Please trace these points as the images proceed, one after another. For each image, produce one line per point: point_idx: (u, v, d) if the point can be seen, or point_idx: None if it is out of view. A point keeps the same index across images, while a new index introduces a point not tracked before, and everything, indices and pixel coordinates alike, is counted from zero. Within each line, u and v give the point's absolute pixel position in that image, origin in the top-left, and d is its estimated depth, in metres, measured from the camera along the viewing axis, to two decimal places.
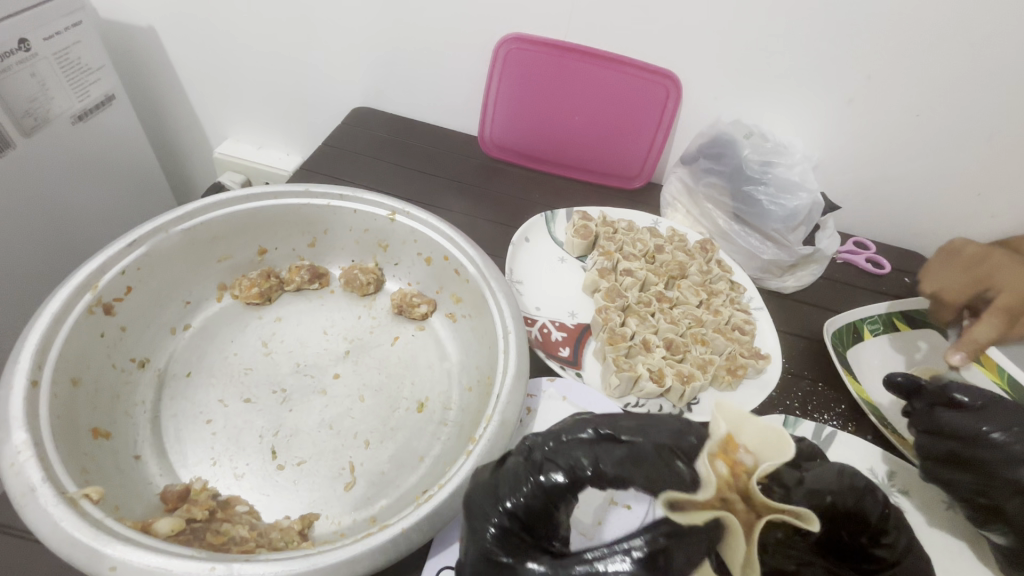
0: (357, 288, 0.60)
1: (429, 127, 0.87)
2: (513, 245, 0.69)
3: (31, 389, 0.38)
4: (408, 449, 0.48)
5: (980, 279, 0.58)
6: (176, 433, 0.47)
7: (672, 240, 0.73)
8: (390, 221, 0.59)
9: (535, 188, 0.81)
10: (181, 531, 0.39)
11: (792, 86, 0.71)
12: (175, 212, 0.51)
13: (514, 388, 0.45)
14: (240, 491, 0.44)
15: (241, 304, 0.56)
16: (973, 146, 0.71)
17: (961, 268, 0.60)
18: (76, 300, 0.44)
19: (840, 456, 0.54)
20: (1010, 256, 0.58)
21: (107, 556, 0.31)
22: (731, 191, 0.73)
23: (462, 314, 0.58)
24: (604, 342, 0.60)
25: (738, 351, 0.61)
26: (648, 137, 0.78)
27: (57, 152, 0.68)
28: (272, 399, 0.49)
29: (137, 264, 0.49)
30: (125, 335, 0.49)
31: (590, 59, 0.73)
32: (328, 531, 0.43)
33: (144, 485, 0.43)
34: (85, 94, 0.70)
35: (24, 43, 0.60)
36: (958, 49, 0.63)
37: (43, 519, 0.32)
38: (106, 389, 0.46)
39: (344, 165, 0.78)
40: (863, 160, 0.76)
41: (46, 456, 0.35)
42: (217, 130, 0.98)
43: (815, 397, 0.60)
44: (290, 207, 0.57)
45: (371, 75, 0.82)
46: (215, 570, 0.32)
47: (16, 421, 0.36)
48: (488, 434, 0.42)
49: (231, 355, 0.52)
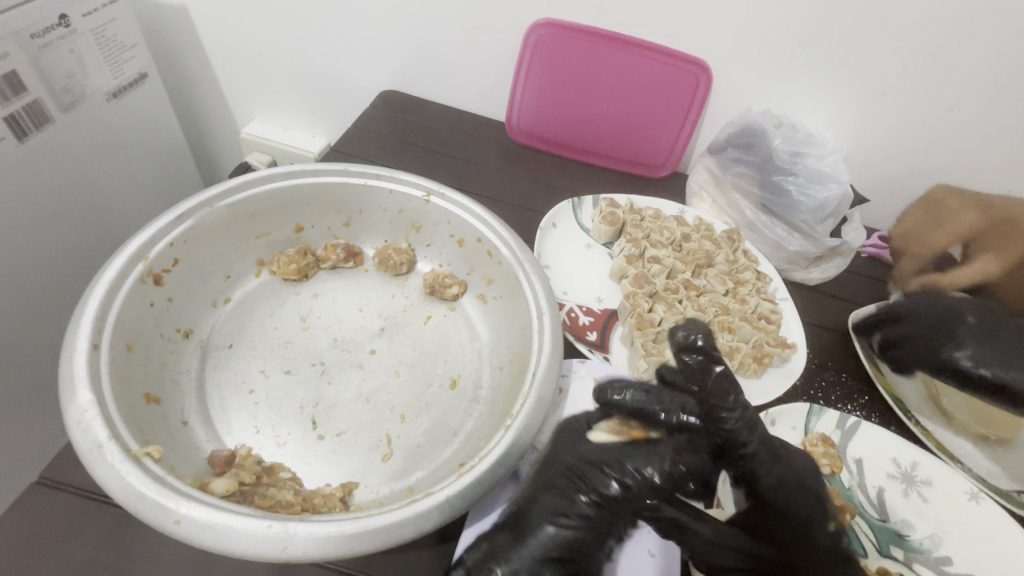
0: (391, 268, 0.60)
1: (456, 111, 0.87)
2: (541, 229, 0.69)
3: (92, 351, 0.40)
4: (442, 424, 0.50)
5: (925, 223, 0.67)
6: (221, 401, 0.48)
7: (698, 229, 0.73)
8: (424, 202, 0.60)
9: (561, 175, 0.81)
10: (233, 493, 0.40)
11: (824, 76, 0.70)
12: (218, 187, 0.53)
13: (550, 366, 0.46)
14: (283, 459, 0.45)
15: (278, 280, 0.58)
16: (1007, 141, 0.71)
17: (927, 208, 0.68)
18: (129, 270, 0.45)
19: (862, 444, 0.55)
20: (965, 198, 0.64)
21: (172, 510, 0.33)
22: (760, 180, 0.73)
23: (494, 295, 0.59)
24: (631, 328, 0.61)
25: (764, 339, 0.62)
26: (676, 127, 0.78)
27: (93, 127, 0.69)
28: (311, 372, 0.51)
29: (183, 237, 0.50)
30: (171, 306, 0.50)
31: (622, 46, 0.72)
32: (367, 499, 0.44)
33: (193, 450, 0.45)
34: (120, 71, 0.72)
35: (65, 18, 0.61)
36: (998, 41, 0.63)
37: (110, 473, 0.34)
38: (154, 356, 0.48)
39: (373, 147, 0.78)
40: (893, 154, 0.75)
41: (108, 415, 0.37)
42: (244, 111, 0.98)
43: (839, 388, 0.61)
44: (327, 185, 0.58)
45: (401, 58, 0.82)
46: (272, 528, 0.33)
47: (81, 381, 0.37)
48: (526, 410, 0.43)
49: (270, 329, 0.54)
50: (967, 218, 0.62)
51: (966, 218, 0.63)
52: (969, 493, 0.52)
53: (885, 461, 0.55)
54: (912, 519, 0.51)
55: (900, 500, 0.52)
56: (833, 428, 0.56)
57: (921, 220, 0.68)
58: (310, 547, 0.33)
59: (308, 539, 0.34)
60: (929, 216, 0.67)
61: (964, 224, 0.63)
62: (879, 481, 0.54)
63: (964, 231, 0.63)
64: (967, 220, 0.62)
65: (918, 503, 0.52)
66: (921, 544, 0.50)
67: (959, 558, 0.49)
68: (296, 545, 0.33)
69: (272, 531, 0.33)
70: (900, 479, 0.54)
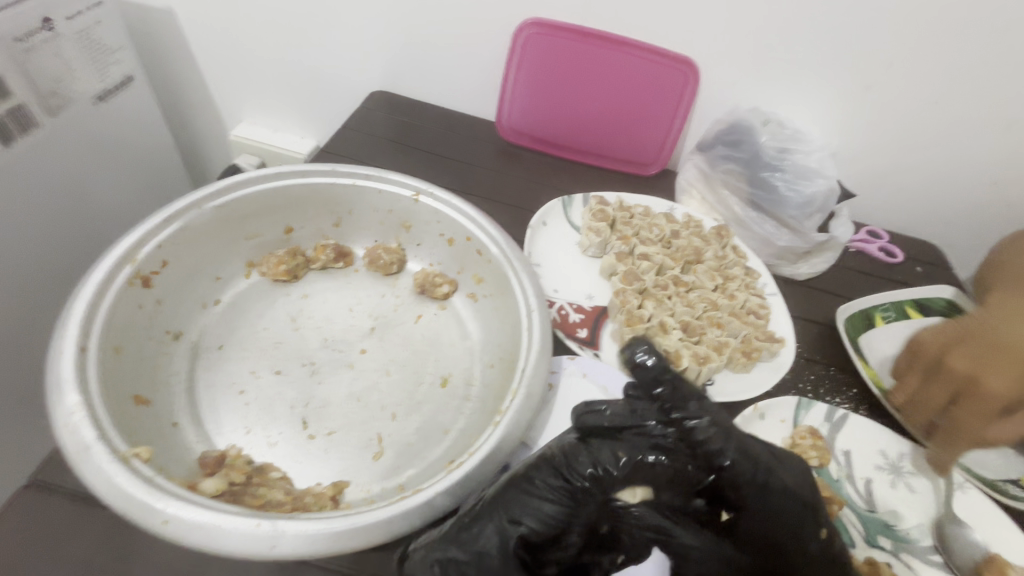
0: (381, 268, 0.61)
1: (445, 111, 0.87)
2: (531, 228, 0.70)
3: (81, 354, 0.40)
4: (433, 422, 0.50)
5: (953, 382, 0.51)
6: (211, 402, 0.48)
7: (688, 226, 0.74)
8: (414, 202, 0.60)
9: (550, 173, 0.81)
10: (223, 492, 0.41)
11: (809, 74, 0.71)
12: (206, 189, 0.53)
13: (539, 362, 0.47)
14: (274, 459, 0.45)
15: (269, 281, 0.58)
16: (988, 134, 0.72)
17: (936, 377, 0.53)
18: (117, 272, 0.45)
19: (851, 436, 0.56)
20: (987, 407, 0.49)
21: (161, 510, 0.33)
22: (748, 177, 0.73)
23: (484, 294, 0.59)
24: (621, 324, 0.61)
25: (753, 334, 0.63)
26: (664, 125, 0.79)
27: (78, 131, 0.68)
28: (302, 372, 0.51)
29: (172, 239, 0.50)
30: (161, 308, 0.50)
31: (609, 45, 0.73)
32: (358, 497, 0.44)
33: (184, 451, 0.45)
34: (106, 74, 0.71)
35: (48, 22, 0.60)
36: (977, 36, 0.64)
37: (99, 474, 0.34)
38: (144, 358, 0.48)
39: (362, 147, 0.78)
40: (879, 149, 0.76)
41: (97, 416, 0.37)
42: (233, 113, 0.98)
43: (827, 380, 0.62)
44: (317, 186, 0.58)
45: (389, 59, 0.83)
46: (262, 526, 0.34)
47: (69, 384, 0.38)
48: (515, 406, 0.43)
49: (261, 330, 0.54)
50: (1005, 380, 0.49)
51: (977, 351, 0.51)
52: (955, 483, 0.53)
53: (873, 453, 0.55)
54: (900, 510, 0.52)
55: (889, 491, 0.53)
56: (821, 420, 0.56)
57: (917, 387, 0.55)
58: (299, 545, 0.34)
59: (297, 537, 0.34)
60: (931, 387, 0.53)
61: (1004, 387, 0.49)
62: (867, 472, 0.54)
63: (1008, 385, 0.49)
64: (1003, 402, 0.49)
65: (905, 494, 0.53)
66: (909, 534, 0.51)
67: (945, 546, 0.50)
68: (286, 543, 0.34)
69: (261, 530, 0.33)
70: (887, 470, 0.54)
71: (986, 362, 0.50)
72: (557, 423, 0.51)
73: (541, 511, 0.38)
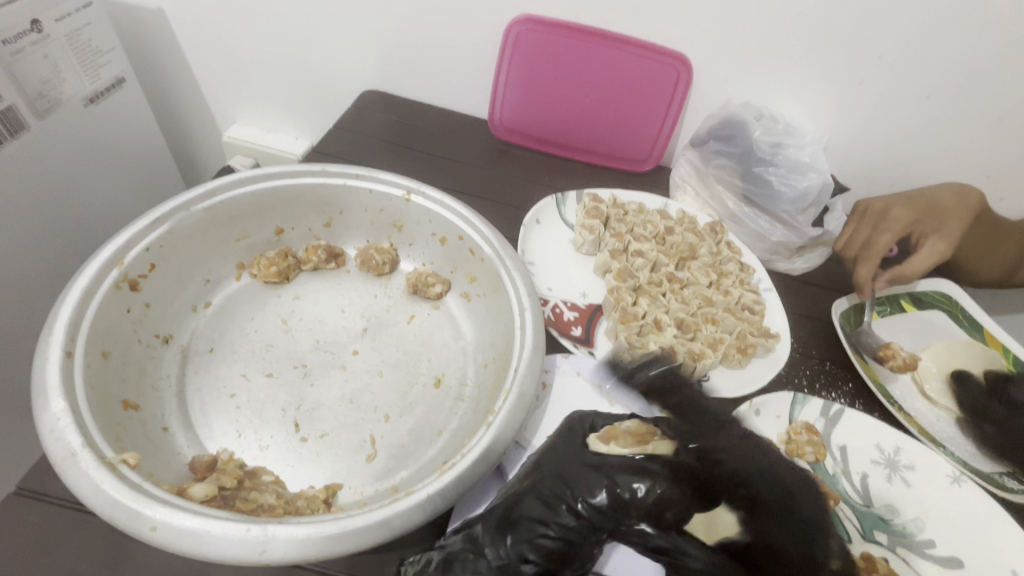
0: (373, 268, 0.60)
1: (438, 109, 0.87)
2: (524, 226, 0.69)
3: (66, 360, 0.39)
4: (426, 423, 0.50)
5: (881, 221, 0.71)
6: (202, 406, 0.48)
7: (682, 222, 0.73)
8: (405, 201, 0.59)
9: (544, 171, 0.81)
10: (214, 497, 0.40)
11: (803, 69, 0.71)
12: (195, 191, 0.52)
13: (532, 362, 0.46)
14: (266, 462, 0.45)
15: (259, 283, 0.57)
16: (983, 128, 0.72)
17: (869, 225, 0.72)
18: (104, 276, 0.45)
19: (846, 430, 0.56)
20: (886, 239, 0.69)
21: (148, 516, 0.33)
22: (742, 172, 0.73)
23: (477, 293, 0.59)
24: (616, 322, 0.61)
25: (748, 330, 0.62)
26: (657, 121, 0.78)
27: (69, 133, 0.68)
28: (294, 374, 0.51)
29: (160, 241, 0.50)
30: (149, 312, 0.50)
31: (601, 41, 0.72)
32: (351, 500, 0.44)
33: (174, 455, 0.44)
34: (96, 76, 0.71)
35: (37, 23, 0.60)
36: (972, 29, 0.64)
37: (85, 481, 0.34)
38: (133, 362, 0.47)
39: (354, 146, 0.77)
40: (874, 143, 0.76)
41: (83, 423, 0.37)
42: (225, 115, 0.98)
43: (823, 375, 0.62)
44: (307, 187, 0.58)
45: (382, 58, 0.82)
46: (251, 531, 0.33)
47: (55, 390, 0.37)
48: (507, 405, 0.43)
49: (252, 332, 0.54)
50: (902, 211, 0.70)
51: (909, 217, 0.70)
52: (950, 476, 0.53)
53: (869, 448, 0.55)
54: (897, 504, 0.52)
55: (884, 486, 0.53)
56: (817, 416, 0.56)
57: (855, 229, 0.73)
58: (290, 550, 0.33)
59: (287, 542, 0.34)
60: (862, 227, 0.72)
61: (904, 217, 0.70)
62: (863, 467, 0.54)
63: (902, 224, 0.70)
64: (904, 215, 0.70)
65: (901, 488, 0.53)
66: (906, 528, 0.50)
67: (941, 540, 0.50)
68: (275, 548, 0.33)
69: (251, 534, 0.33)
70: (883, 465, 0.54)
71: (913, 215, 0.70)
72: (550, 422, 0.51)
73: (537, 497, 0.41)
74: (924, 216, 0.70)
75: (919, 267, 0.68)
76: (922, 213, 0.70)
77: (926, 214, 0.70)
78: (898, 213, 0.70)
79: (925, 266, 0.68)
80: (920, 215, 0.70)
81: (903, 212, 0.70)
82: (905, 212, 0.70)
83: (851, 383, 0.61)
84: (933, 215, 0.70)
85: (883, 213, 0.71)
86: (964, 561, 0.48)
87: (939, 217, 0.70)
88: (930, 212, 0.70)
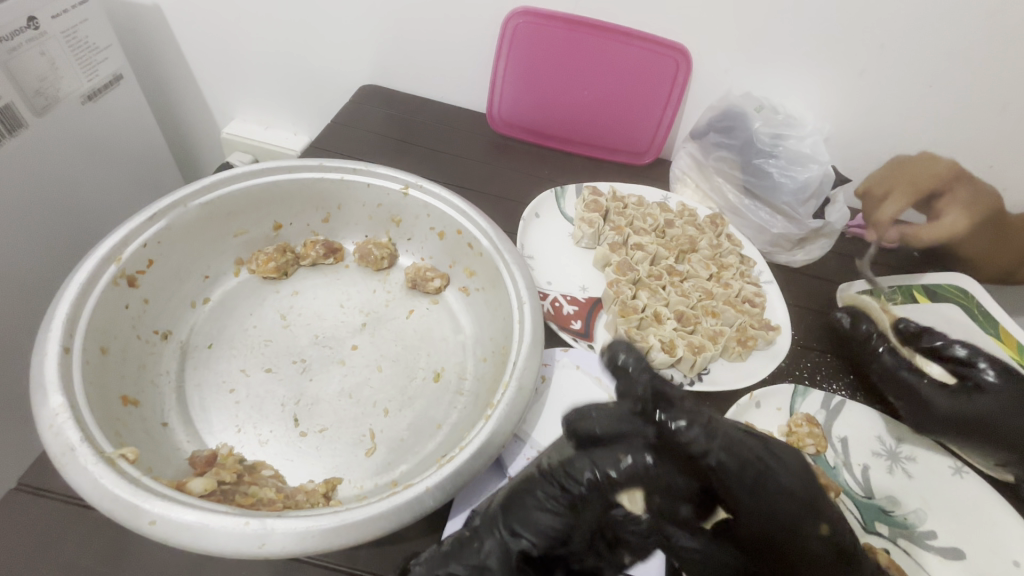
0: (372, 263, 0.60)
1: (436, 103, 0.86)
2: (524, 220, 0.69)
3: (64, 355, 0.39)
4: (426, 417, 0.50)
5: (926, 169, 0.70)
6: (201, 402, 0.48)
7: (682, 215, 0.73)
8: (403, 195, 0.59)
9: (543, 164, 0.81)
10: (213, 491, 0.40)
11: (803, 59, 0.70)
12: (192, 186, 0.52)
13: (531, 355, 0.46)
14: (266, 457, 0.45)
15: (258, 278, 0.57)
16: (986, 117, 0.71)
17: (910, 168, 0.72)
18: (102, 272, 0.45)
19: (847, 421, 0.56)
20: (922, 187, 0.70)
21: (146, 511, 0.33)
22: (742, 164, 0.72)
23: (476, 287, 0.59)
24: (615, 315, 0.60)
25: (748, 323, 0.62)
26: (657, 113, 0.78)
27: (68, 131, 0.68)
28: (292, 369, 0.51)
29: (158, 237, 0.50)
30: (148, 308, 0.50)
31: (599, 33, 0.72)
32: (350, 494, 0.44)
33: (173, 450, 0.44)
34: (94, 73, 0.71)
35: (33, 20, 0.59)
36: (975, 17, 0.63)
37: (84, 476, 0.34)
38: (132, 358, 0.47)
39: (353, 142, 0.77)
40: (875, 133, 0.75)
41: (82, 418, 0.37)
42: (224, 111, 0.97)
43: (824, 367, 0.61)
44: (305, 182, 0.58)
45: (379, 52, 0.82)
46: (249, 524, 0.33)
47: (53, 386, 0.37)
48: (506, 399, 0.43)
49: (251, 327, 0.54)
50: (948, 164, 0.70)
51: (951, 173, 0.70)
52: (952, 468, 0.53)
53: (870, 439, 0.55)
54: (898, 496, 0.52)
55: (885, 477, 0.53)
56: (818, 408, 0.56)
57: (895, 172, 0.72)
58: (289, 543, 0.33)
59: (286, 535, 0.34)
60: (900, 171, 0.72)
61: (948, 172, 0.69)
62: (864, 459, 0.54)
63: (944, 179, 0.69)
64: (947, 169, 0.70)
65: (903, 479, 0.53)
66: (907, 519, 0.50)
67: (943, 532, 0.50)
68: (274, 541, 0.33)
69: (249, 528, 0.33)
70: (884, 456, 0.54)
71: (956, 175, 0.70)
72: (550, 416, 0.51)
73: (542, 525, 0.37)
74: (966, 184, 0.70)
75: (938, 228, 0.70)
76: (963, 178, 0.70)
77: (965, 180, 0.70)
78: (941, 165, 0.70)
79: (944, 233, 0.70)
80: (960, 179, 0.70)
81: (948, 168, 0.70)
82: (950, 169, 0.70)
83: (852, 375, 0.61)
84: (971, 183, 0.70)
85: (931, 163, 0.71)
86: (966, 552, 0.48)
87: (976, 189, 0.70)
88: (969, 179, 0.70)
